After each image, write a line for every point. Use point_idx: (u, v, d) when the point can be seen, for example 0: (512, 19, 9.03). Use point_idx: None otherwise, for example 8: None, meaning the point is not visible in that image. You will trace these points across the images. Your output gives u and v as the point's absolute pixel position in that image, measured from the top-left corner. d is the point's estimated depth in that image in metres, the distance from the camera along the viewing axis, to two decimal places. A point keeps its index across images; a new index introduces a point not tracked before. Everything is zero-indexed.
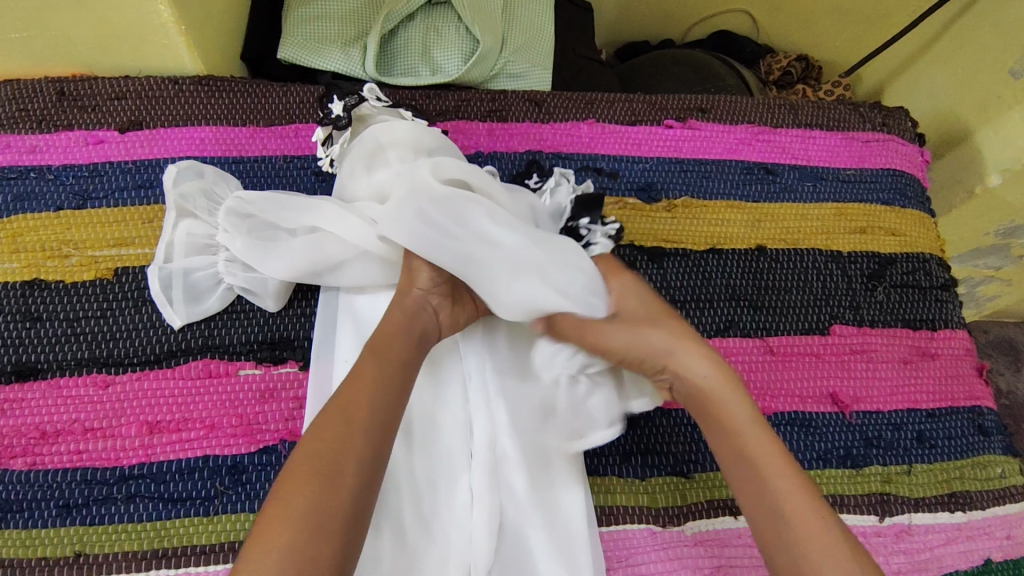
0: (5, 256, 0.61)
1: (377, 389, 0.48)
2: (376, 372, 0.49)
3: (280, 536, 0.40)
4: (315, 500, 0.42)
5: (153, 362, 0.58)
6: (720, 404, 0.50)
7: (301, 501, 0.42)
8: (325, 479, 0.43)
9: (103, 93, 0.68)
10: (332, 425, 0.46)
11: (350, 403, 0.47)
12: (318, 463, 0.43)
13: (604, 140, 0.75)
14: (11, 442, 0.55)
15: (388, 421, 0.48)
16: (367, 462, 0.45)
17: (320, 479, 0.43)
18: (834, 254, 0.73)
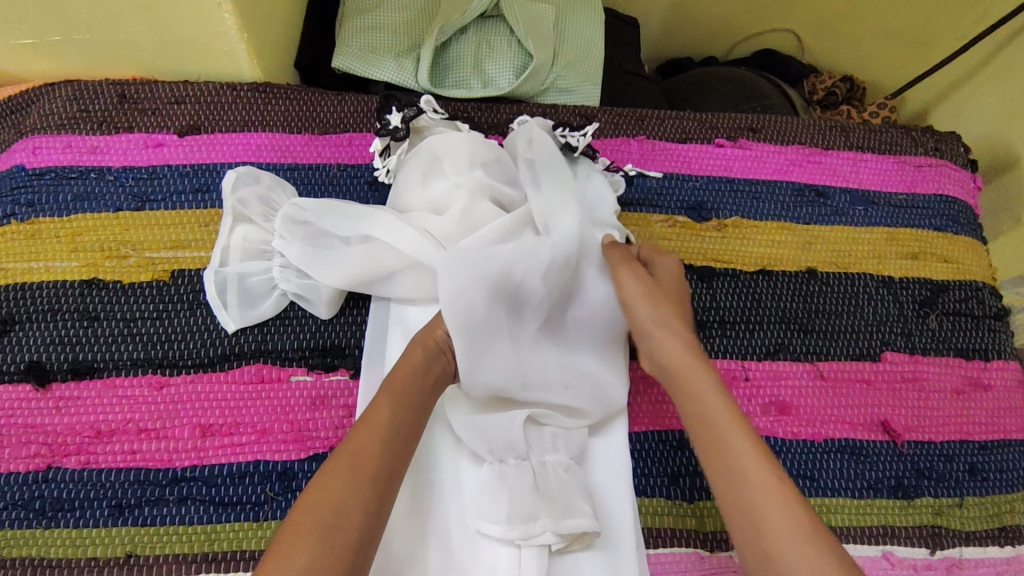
0: (64, 254, 0.62)
1: (388, 435, 0.47)
2: (391, 418, 0.48)
3: None
4: (309, 557, 0.40)
5: (206, 365, 0.59)
6: (713, 430, 0.49)
7: (294, 558, 0.40)
8: (324, 532, 0.42)
9: (163, 97, 0.69)
10: (336, 473, 0.45)
11: (354, 452, 0.46)
12: (317, 519, 0.42)
13: (655, 157, 0.74)
14: (65, 440, 0.55)
15: (393, 469, 0.47)
16: (369, 513, 0.44)
17: (317, 533, 0.41)
18: (886, 279, 0.72)
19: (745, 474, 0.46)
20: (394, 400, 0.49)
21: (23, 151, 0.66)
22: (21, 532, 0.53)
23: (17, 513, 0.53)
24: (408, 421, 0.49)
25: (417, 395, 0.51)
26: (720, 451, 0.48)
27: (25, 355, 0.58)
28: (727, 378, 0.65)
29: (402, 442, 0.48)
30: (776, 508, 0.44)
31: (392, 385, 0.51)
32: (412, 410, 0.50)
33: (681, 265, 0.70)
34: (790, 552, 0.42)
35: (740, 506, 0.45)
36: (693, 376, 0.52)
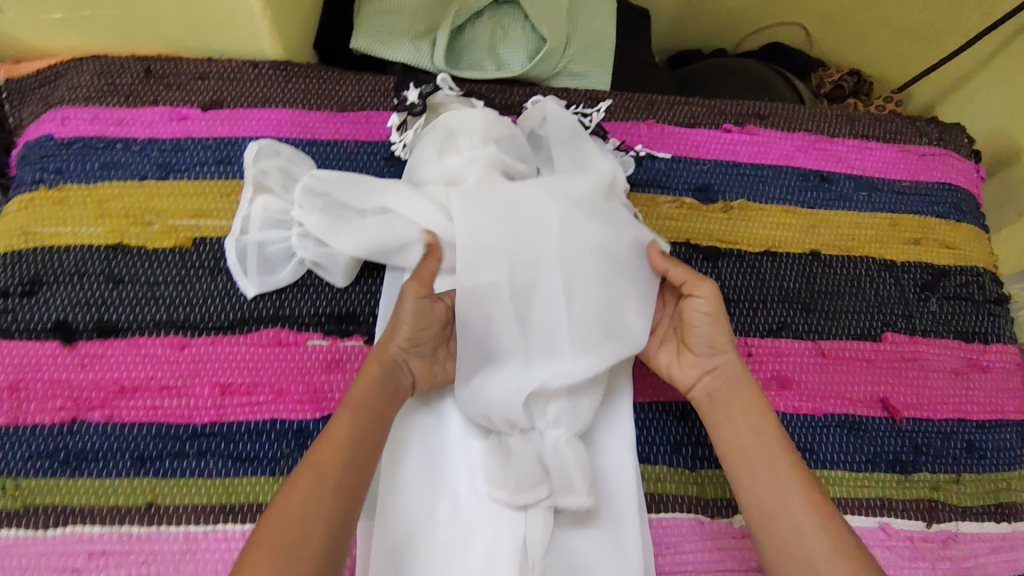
0: (91, 219, 0.64)
1: (348, 446, 0.49)
2: (349, 428, 0.50)
3: None
4: (276, 564, 0.43)
5: (226, 328, 0.61)
6: (752, 445, 0.54)
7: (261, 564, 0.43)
8: (286, 548, 0.44)
9: (187, 73, 0.71)
10: (302, 484, 0.47)
11: (319, 464, 0.48)
12: (285, 529, 0.44)
13: (664, 140, 0.76)
14: (89, 395, 0.57)
15: (353, 480, 0.48)
16: (332, 526, 0.46)
17: (286, 540, 0.44)
18: (888, 263, 0.74)
19: (793, 495, 0.51)
20: (358, 409, 0.51)
21: (52, 122, 0.69)
22: (45, 481, 0.54)
23: (43, 462, 0.55)
24: (370, 432, 0.51)
25: (380, 405, 0.53)
26: (769, 470, 0.53)
27: (53, 314, 0.60)
28: None
29: (360, 452, 0.50)
30: (821, 528, 0.49)
31: (357, 394, 0.52)
32: (375, 419, 0.52)
33: (687, 245, 0.71)
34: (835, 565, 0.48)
35: (785, 523, 0.50)
36: (738, 395, 0.56)
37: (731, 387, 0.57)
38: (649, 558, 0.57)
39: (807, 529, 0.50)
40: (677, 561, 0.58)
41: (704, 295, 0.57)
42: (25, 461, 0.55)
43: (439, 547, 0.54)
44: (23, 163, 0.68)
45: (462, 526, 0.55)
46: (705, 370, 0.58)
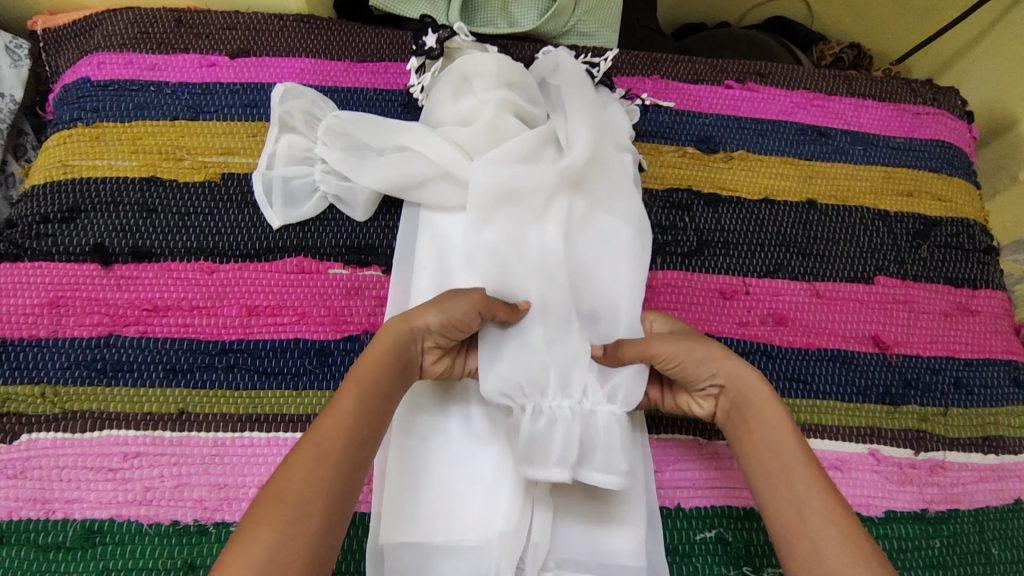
0: (125, 155, 0.68)
1: (355, 422, 0.48)
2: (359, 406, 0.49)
3: None
4: (272, 544, 0.41)
5: (253, 255, 0.64)
6: (777, 460, 0.50)
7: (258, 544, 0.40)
8: (290, 523, 0.41)
9: (216, 23, 0.75)
10: (299, 466, 0.45)
11: (317, 445, 0.46)
12: (280, 510, 0.42)
13: (667, 94, 0.80)
14: (124, 312, 0.61)
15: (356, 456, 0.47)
16: (334, 499, 0.44)
17: (287, 517, 0.42)
18: (882, 213, 0.77)
19: (812, 507, 0.48)
20: (360, 388, 0.50)
21: (89, 66, 0.72)
22: (82, 389, 0.58)
23: (80, 372, 0.58)
24: (372, 416, 0.49)
25: (385, 385, 0.51)
26: (788, 482, 0.49)
27: (90, 238, 0.63)
28: (729, 291, 0.70)
29: (365, 428, 0.48)
30: (842, 545, 0.46)
31: (360, 375, 0.50)
32: (379, 401, 0.50)
33: (689, 192, 0.75)
34: None
35: (802, 540, 0.47)
36: (764, 409, 0.52)
37: (752, 396, 0.53)
38: (649, 477, 0.59)
39: (827, 548, 0.46)
40: (676, 478, 0.61)
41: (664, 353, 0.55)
42: (64, 370, 0.58)
43: (446, 462, 0.58)
44: (60, 104, 0.71)
45: (469, 447, 0.58)
46: (716, 396, 0.56)
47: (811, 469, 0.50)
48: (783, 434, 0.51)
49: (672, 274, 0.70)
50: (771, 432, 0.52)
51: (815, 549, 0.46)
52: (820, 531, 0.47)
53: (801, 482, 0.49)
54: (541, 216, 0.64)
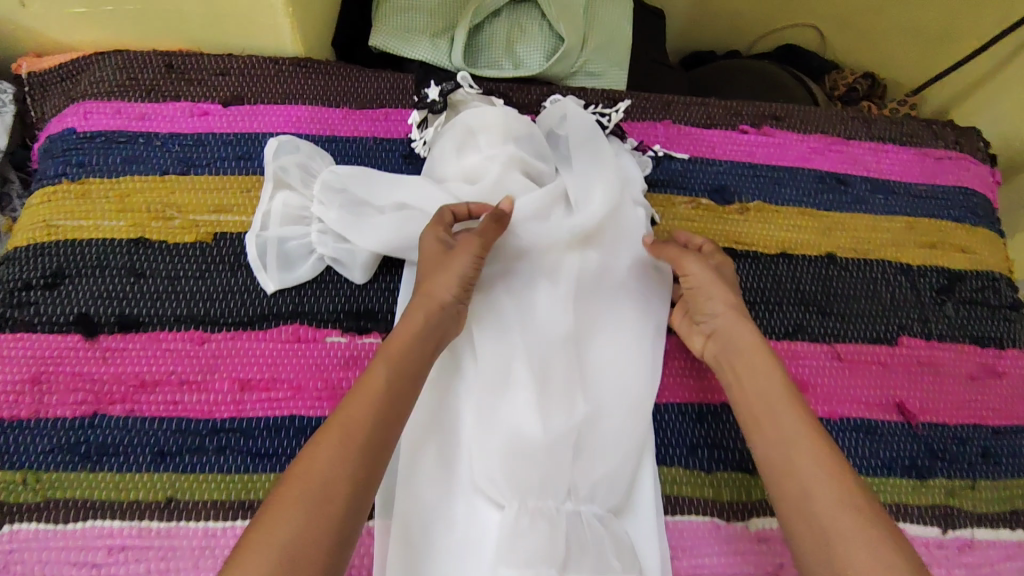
0: (112, 214, 0.64)
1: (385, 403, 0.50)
2: (389, 381, 0.51)
3: (262, 560, 0.41)
4: (299, 519, 0.43)
5: (246, 323, 0.61)
6: (766, 400, 0.55)
7: (287, 516, 0.43)
8: (313, 501, 0.44)
9: (207, 68, 0.71)
10: (327, 441, 0.47)
11: (346, 422, 0.48)
12: (309, 484, 0.45)
13: (680, 141, 0.76)
14: (111, 389, 0.58)
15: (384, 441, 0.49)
16: (359, 476, 0.46)
17: (311, 496, 0.44)
18: (904, 267, 0.74)
19: (801, 449, 0.51)
20: (388, 367, 0.52)
21: (74, 115, 0.69)
22: (66, 474, 0.55)
23: (65, 456, 0.56)
24: (400, 393, 0.51)
25: (411, 367, 0.53)
26: (774, 422, 0.53)
27: (74, 307, 0.60)
28: None
29: (393, 410, 0.50)
30: (826, 480, 0.49)
31: (389, 355, 0.52)
32: (406, 380, 0.52)
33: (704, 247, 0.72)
34: (843, 524, 0.46)
35: (787, 474, 0.51)
36: (755, 359, 0.57)
37: (742, 346, 0.58)
38: (665, 562, 0.57)
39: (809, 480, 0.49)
40: (693, 565, 0.58)
41: (693, 272, 0.62)
42: (47, 454, 0.56)
43: (447, 551, 0.55)
44: (44, 157, 0.68)
45: (474, 533, 0.55)
46: (709, 334, 0.61)
47: (796, 410, 0.53)
48: (768, 379, 0.55)
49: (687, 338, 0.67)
50: (761, 378, 0.56)
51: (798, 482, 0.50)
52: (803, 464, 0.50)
53: (786, 421, 0.53)
54: (544, 283, 0.62)
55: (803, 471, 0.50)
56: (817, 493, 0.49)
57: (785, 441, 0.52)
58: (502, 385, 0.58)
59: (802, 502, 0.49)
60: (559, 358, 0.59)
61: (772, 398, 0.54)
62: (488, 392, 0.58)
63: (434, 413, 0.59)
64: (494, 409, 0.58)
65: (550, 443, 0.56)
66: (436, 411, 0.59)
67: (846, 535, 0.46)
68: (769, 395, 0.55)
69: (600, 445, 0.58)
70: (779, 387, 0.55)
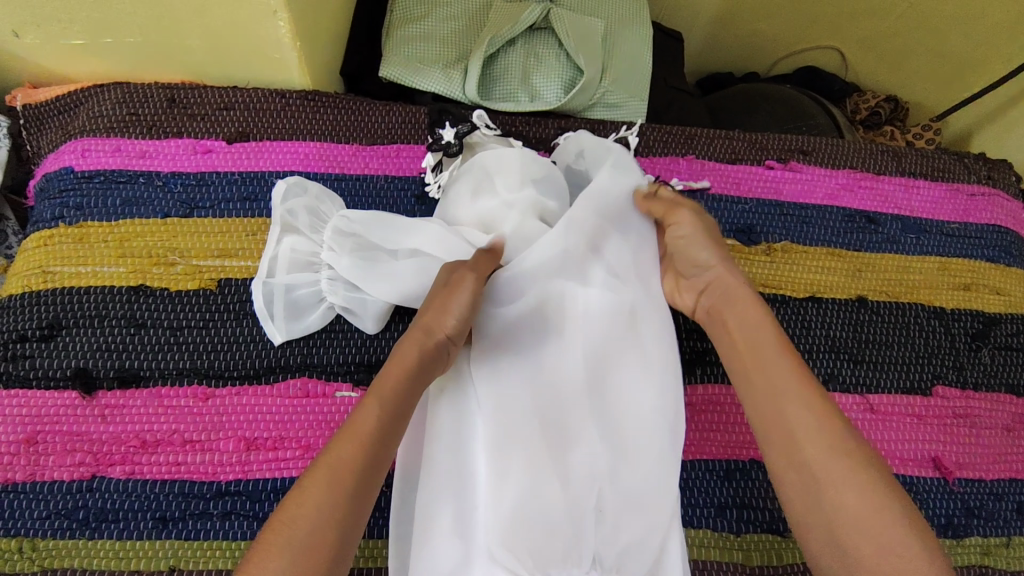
0: (112, 260, 0.61)
1: (371, 444, 0.46)
2: (377, 423, 0.47)
3: None
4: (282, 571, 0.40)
5: (252, 377, 0.58)
6: (754, 347, 0.53)
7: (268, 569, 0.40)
8: (296, 552, 0.41)
9: (212, 102, 0.68)
10: (314, 486, 0.44)
11: (334, 464, 0.45)
12: (291, 534, 0.42)
13: (703, 177, 0.73)
14: (110, 449, 0.55)
15: (369, 483, 0.45)
16: (344, 524, 0.43)
17: (294, 547, 0.41)
18: (938, 310, 0.70)
19: (788, 395, 0.50)
20: (382, 401, 0.48)
21: (72, 153, 0.66)
22: (63, 542, 0.53)
23: (61, 523, 0.53)
24: (393, 429, 0.48)
25: (406, 402, 0.49)
26: (761, 367, 0.52)
27: (72, 360, 0.57)
28: None
29: (382, 450, 0.47)
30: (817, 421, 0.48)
31: (383, 389, 0.49)
32: (401, 415, 0.48)
33: None
34: (831, 468, 0.46)
35: (777, 416, 0.50)
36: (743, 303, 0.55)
37: (729, 293, 0.56)
38: None
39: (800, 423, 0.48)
40: None
41: (681, 222, 0.59)
42: (42, 521, 0.53)
43: None
44: (42, 197, 0.65)
45: None
46: (700, 289, 0.58)
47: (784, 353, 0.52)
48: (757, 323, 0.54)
49: (715, 390, 0.63)
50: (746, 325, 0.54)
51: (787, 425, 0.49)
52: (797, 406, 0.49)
53: (776, 369, 0.51)
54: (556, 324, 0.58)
55: (791, 417, 0.49)
56: (806, 437, 0.48)
57: (772, 390, 0.50)
58: (517, 437, 0.55)
59: (792, 446, 0.48)
60: (574, 413, 0.56)
61: (758, 344, 0.53)
62: (502, 444, 0.54)
63: (448, 473, 0.54)
64: (509, 464, 0.54)
65: (574, 497, 0.54)
66: (449, 473, 0.54)
67: (836, 477, 0.45)
68: (755, 341, 0.53)
69: (626, 505, 0.54)
70: (766, 333, 0.53)
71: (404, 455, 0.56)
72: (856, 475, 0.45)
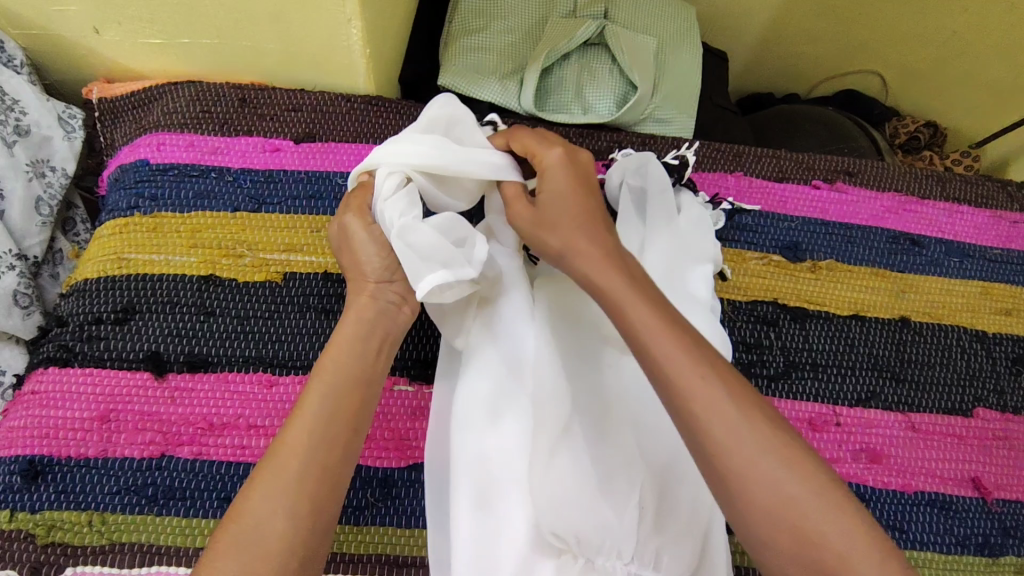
0: (184, 250, 0.64)
1: (312, 432, 0.46)
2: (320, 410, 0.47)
3: None
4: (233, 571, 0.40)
5: (314, 367, 0.61)
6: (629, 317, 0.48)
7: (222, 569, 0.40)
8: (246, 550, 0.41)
9: (282, 104, 0.71)
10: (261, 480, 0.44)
11: (281, 454, 0.45)
12: (242, 529, 0.42)
13: (751, 194, 0.75)
14: (179, 430, 0.58)
15: (323, 465, 0.45)
16: (300, 511, 0.43)
17: (244, 545, 0.41)
18: (980, 333, 0.72)
19: (673, 355, 0.45)
20: (324, 390, 0.48)
21: (148, 147, 0.69)
22: (131, 517, 0.55)
23: (130, 498, 0.56)
24: (336, 412, 0.47)
25: (350, 380, 0.49)
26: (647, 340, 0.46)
27: (146, 344, 0.60)
28: (818, 421, 0.65)
29: (330, 430, 0.47)
30: (739, 419, 0.43)
31: (322, 375, 0.49)
32: (345, 395, 0.48)
33: (776, 305, 0.70)
34: (730, 428, 0.42)
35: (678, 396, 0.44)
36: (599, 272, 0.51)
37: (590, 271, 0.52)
38: None
39: (718, 421, 0.43)
40: None
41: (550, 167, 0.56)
42: (112, 495, 0.56)
43: None
44: (116, 187, 0.68)
45: None
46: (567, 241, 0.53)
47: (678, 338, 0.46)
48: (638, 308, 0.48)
49: None
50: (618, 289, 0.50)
51: (701, 428, 0.43)
52: (720, 406, 0.43)
53: (656, 339, 0.46)
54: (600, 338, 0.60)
55: (677, 377, 0.44)
56: (699, 397, 0.43)
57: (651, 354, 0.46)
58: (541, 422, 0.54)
59: (688, 411, 0.43)
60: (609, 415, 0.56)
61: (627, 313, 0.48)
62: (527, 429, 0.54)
63: (474, 463, 0.55)
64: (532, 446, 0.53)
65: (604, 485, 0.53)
66: (478, 464, 0.55)
67: (734, 445, 0.42)
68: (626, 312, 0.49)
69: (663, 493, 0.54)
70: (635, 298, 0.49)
71: (433, 448, 0.57)
72: (773, 472, 0.41)
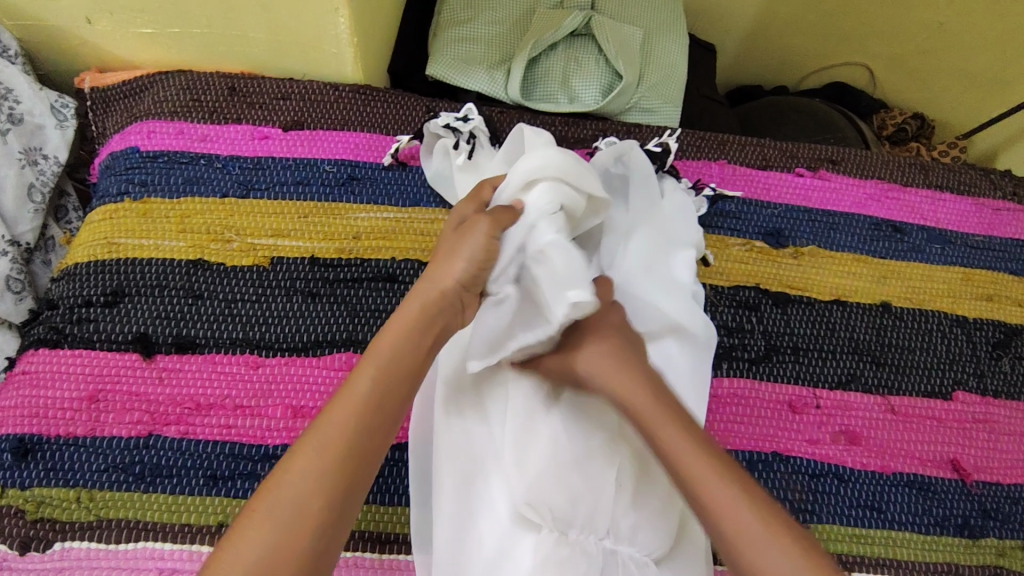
0: (173, 235, 0.65)
1: (365, 412, 0.47)
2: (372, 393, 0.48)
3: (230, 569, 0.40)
4: (264, 547, 0.41)
5: (301, 349, 0.61)
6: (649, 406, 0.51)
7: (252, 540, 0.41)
8: (282, 525, 0.42)
9: (270, 92, 0.72)
10: (304, 454, 0.45)
11: (326, 430, 0.46)
12: (279, 502, 0.43)
13: (735, 181, 0.76)
14: (166, 410, 0.59)
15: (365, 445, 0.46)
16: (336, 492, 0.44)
17: (278, 517, 0.42)
18: (960, 318, 0.72)
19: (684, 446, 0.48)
20: (375, 372, 0.49)
21: (138, 134, 0.70)
22: (118, 494, 0.56)
23: (118, 475, 0.57)
24: (386, 397, 0.49)
25: (404, 364, 0.50)
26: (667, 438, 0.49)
27: (135, 326, 0.61)
28: (798, 404, 0.66)
29: (377, 414, 0.48)
30: (748, 505, 0.45)
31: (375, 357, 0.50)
32: (396, 379, 0.49)
33: (757, 290, 0.70)
34: (738, 515, 0.45)
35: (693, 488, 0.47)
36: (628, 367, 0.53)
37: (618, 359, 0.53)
38: None
39: (724, 502, 0.45)
40: None
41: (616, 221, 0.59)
42: (100, 473, 0.57)
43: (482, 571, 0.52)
44: (107, 173, 0.69)
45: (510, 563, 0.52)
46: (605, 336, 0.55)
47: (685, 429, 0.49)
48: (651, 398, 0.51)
49: (738, 383, 0.66)
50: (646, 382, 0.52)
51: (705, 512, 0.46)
52: (728, 494, 0.46)
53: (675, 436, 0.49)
54: None
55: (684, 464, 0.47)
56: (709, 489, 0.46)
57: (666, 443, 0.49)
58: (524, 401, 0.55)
59: (699, 500, 0.46)
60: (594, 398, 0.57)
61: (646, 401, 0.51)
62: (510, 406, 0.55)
63: (458, 444, 0.56)
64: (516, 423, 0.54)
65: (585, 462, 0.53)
66: (462, 448, 0.55)
67: (746, 528, 0.44)
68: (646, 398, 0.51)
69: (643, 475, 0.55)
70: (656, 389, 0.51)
71: (417, 427, 0.58)
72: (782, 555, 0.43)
